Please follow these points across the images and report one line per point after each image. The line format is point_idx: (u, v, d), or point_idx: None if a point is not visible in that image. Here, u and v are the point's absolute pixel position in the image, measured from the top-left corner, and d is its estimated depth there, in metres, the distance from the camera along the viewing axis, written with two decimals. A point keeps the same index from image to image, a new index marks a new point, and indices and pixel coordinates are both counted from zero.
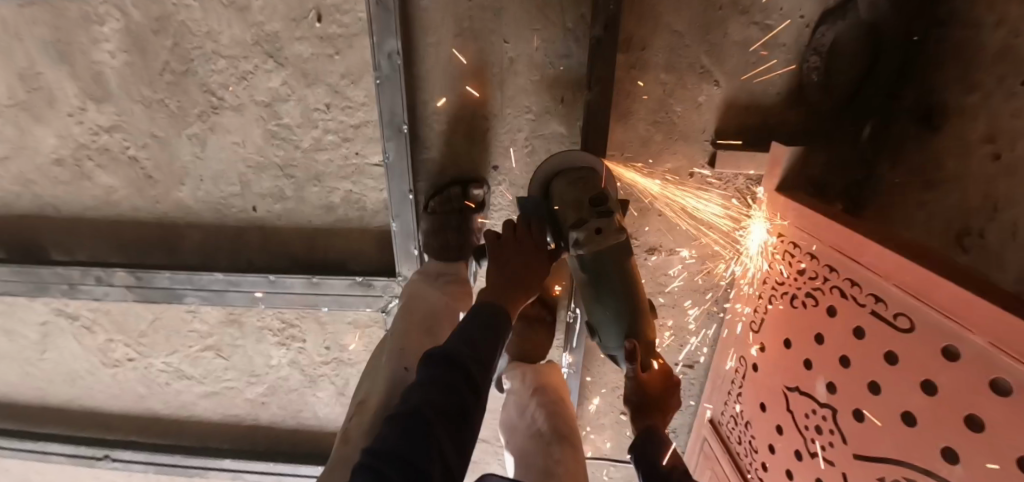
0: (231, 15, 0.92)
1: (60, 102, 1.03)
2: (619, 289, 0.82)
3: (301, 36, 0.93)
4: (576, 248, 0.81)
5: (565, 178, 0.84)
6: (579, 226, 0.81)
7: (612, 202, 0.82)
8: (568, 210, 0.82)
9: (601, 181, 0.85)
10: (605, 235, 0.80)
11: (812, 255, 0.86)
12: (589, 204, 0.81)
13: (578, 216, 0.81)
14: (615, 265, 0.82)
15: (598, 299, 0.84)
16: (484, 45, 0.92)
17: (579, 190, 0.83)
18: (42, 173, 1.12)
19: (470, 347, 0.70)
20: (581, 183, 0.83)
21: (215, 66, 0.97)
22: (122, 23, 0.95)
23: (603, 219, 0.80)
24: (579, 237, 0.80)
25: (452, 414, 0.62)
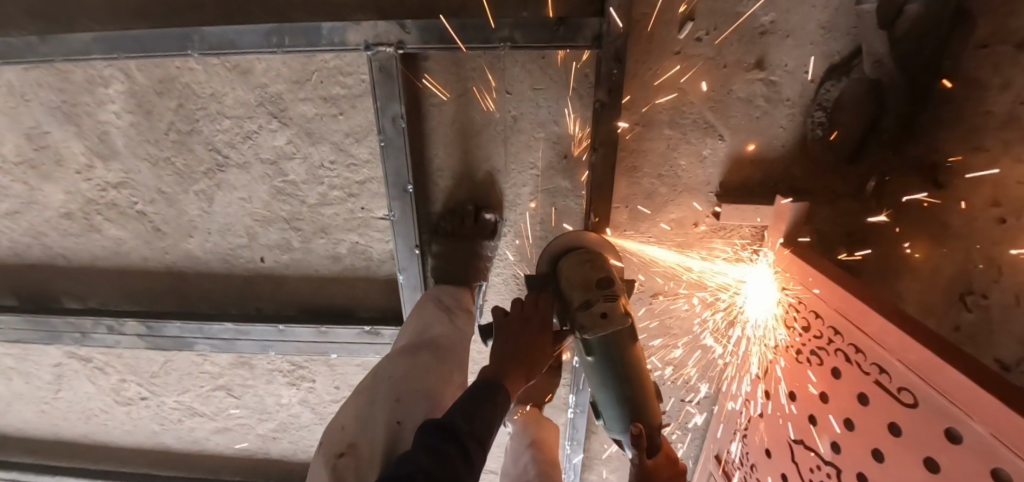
0: (233, 77, 0.92)
1: (68, 160, 1.05)
2: (622, 374, 0.82)
3: (304, 97, 0.93)
4: (582, 330, 0.82)
5: (573, 260, 0.87)
6: (584, 308, 0.82)
7: (617, 283, 0.84)
8: (574, 290, 0.84)
9: (608, 264, 0.87)
10: (610, 318, 0.81)
11: (817, 314, 0.87)
12: (596, 285, 0.83)
13: (585, 296, 0.83)
14: (619, 351, 0.81)
15: (604, 381, 0.83)
16: (489, 105, 0.92)
17: (586, 271, 0.85)
18: (51, 225, 1.13)
19: (468, 419, 0.66)
20: (588, 263, 0.86)
21: (220, 126, 0.97)
22: (126, 85, 0.96)
23: (608, 303, 0.81)
24: (583, 321, 0.81)
25: (449, 479, 0.58)
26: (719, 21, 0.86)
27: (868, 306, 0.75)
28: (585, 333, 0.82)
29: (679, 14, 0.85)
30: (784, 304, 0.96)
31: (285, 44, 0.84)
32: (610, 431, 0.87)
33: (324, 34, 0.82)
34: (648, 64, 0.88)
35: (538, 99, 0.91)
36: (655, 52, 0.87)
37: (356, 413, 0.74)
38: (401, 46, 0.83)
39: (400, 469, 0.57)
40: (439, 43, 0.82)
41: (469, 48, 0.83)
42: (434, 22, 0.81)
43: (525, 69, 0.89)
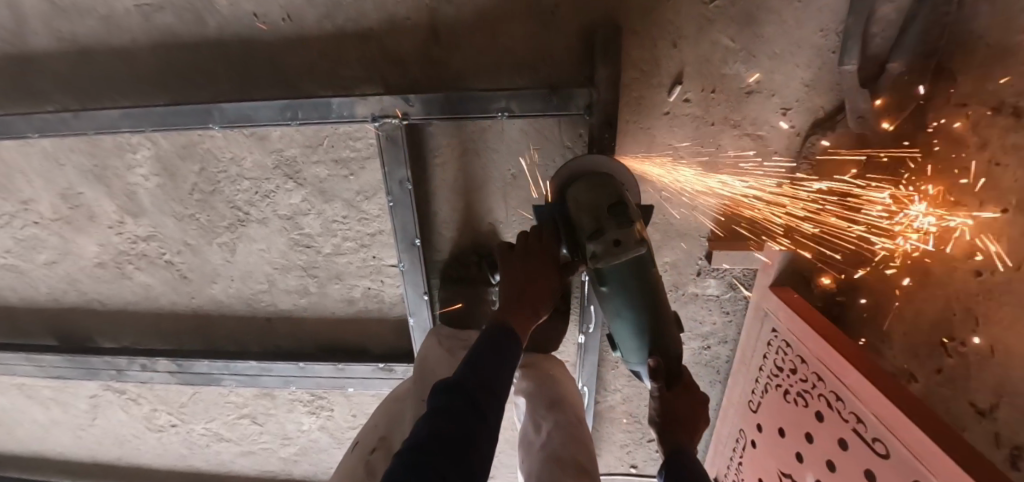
0: (251, 144, 0.99)
1: (100, 217, 1.13)
2: (642, 304, 0.79)
3: (317, 160, 0.99)
4: (595, 259, 0.77)
5: (584, 181, 0.81)
6: (596, 237, 0.76)
7: (632, 212, 0.77)
8: (585, 216, 0.79)
9: (620, 188, 0.80)
10: (626, 246, 0.75)
11: (802, 359, 0.92)
12: (607, 212, 0.77)
13: (595, 224, 0.77)
14: (637, 280, 0.78)
15: (616, 292, 0.79)
16: (488, 162, 0.98)
17: (595, 197, 0.79)
18: (86, 273, 1.22)
19: (476, 372, 0.64)
20: (597, 188, 0.79)
21: (240, 187, 1.04)
22: (152, 150, 1.03)
23: (623, 230, 0.75)
24: (596, 249, 0.76)
25: (459, 441, 0.55)
26: (706, 83, 0.90)
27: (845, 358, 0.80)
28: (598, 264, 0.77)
29: (666, 78, 0.89)
30: (773, 344, 1.01)
31: (298, 117, 0.90)
32: (630, 362, 0.86)
33: (334, 108, 0.89)
34: (638, 123, 0.93)
35: (533, 158, 0.96)
36: (646, 113, 0.92)
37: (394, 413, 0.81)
38: (405, 117, 0.89)
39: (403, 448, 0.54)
40: (441, 113, 0.88)
41: (469, 117, 0.89)
42: (435, 96, 0.87)
43: (522, 131, 0.94)
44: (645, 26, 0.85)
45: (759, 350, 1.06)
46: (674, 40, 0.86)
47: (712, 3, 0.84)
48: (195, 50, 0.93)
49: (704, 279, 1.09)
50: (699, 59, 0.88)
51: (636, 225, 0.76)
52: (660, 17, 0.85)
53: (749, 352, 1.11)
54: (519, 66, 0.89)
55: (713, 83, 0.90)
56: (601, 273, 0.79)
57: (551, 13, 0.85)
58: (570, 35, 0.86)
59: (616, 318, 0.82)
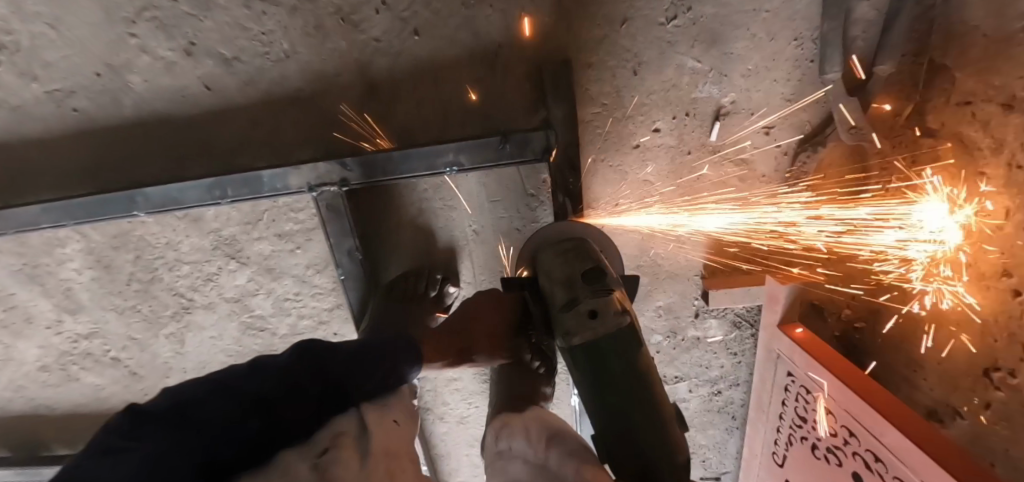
0: (186, 225, 0.90)
1: (37, 317, 1.02)
2: (632, 397, 0.65)
3: (259, 236, 0.90)
4: (568, 335, 0.67)
5: (554, 249, 0.72)
6: (568, 309, 0.67)
7: (611, 280, 0.68)
8: (556, 287, 0.70)
9: (596, 253, 0.71)
10: (603, 319, 0.65)
11: (827, 410, 0.79)
12: (581, 279, 0.68)
13: (566, 294, 0.68)
14: (625, 365, 0.65)
15: (599, 378, 0.66)
16: (446, 220, 0.87)
17: (567, 264, 0.70)
18: (30, 379, 1.10)
19: (350, 362, 0.58)
20: (570, 253, 0.71)
21: (180, 272, 0.94)
22: (83, 243, 0.94)
23: (601, 300, 0.66)
24: (569, 324, 0.66)
25: (270, 411, 0.49)
26: (675, 109, 0.81)
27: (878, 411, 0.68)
28: (573, 341, 0.66)
29: (631, 108, 0.80)
30: (792, 391, 0.87)
31: (229, 194, 0.81)
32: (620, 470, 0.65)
33: (266, 181, 0.80)
34: (606, 161, 0.83)
35: (496, 211, 0.86)
36: (613, 148, 0.82)
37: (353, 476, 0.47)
38: (345, 183, 0.79)
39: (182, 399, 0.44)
40: (384, 175, 0.79)
41: (417, 176, 0.79)
42: (374, 157, 0.77)
43: (479, 183, 0.84)
44: (599, 55, 0.77)
45: (776, 397, 0.92)
46: (635, 67, 0.78)
47: (671, 23, 0.75)
48: (115, 131, 0.85)
49: (704, 320, 0.97)
50: (665, 84, 0.79)
51: (614, 296, 0.66)
52: (614, 44, 0.76)
53: (762, 397, 0.96)
54: (466, 112, 0.80)
55: (683, 107, 0.81)
56: (578, 355, 0.67)
57: (495, 54, 0.77)
58: (519, 74, 0.78)
59: (597, 414, 0.67)
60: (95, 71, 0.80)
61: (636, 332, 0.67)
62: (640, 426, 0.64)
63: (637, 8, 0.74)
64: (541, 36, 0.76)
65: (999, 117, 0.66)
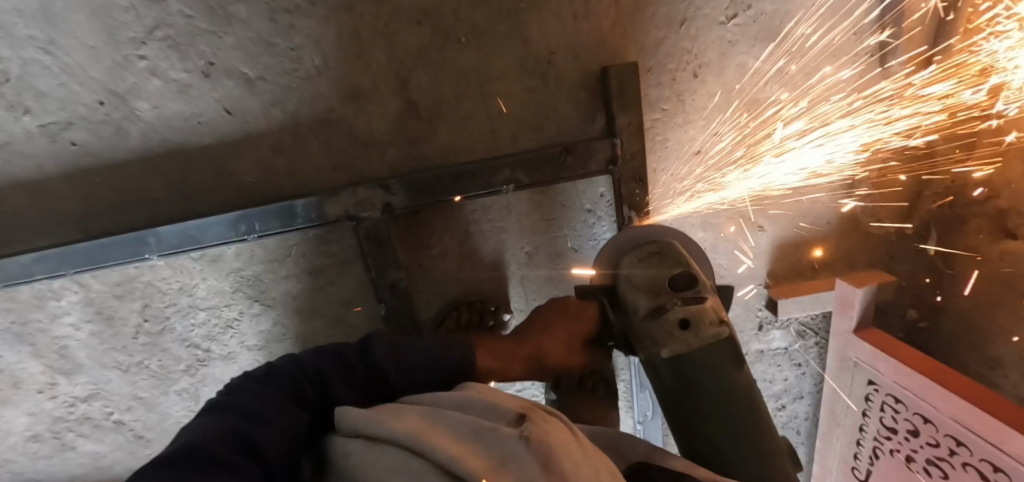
0: (202, 267, 0.80)
1: (26, 382, 0.89)
2: (721, 415, 0.58)
3: (286, 274, 0.81)
4: (656, 347, 0.60)
5: (633, 254, 0.66)
6: (656, 318, 0.60)
7: (702, 286, 0.61)
8: (638, 294, 0.63)
9: (681, 255, 0.63)
10: (697, 329, 0.58)
11: (924, 419, 0.74)
12: (667, 285, 0.61)
13: (651, 301, 0.61)
14: (712, 379, 0.58)
15: (684, 393, 0.60)
16: (495, 243, 0.80)
17: (651, 270, 0.63)
18: (18, 451, 0.96)
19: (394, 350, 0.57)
20: (656, 259, 0.63)
21: (195, 320, 0.84)
22: (81, 294, 0.82)
23: (694, 308, 0.59)
24: (658, 331, 0.60)
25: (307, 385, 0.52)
26: (736, 111, 0.76)
27: (979, 410, 0.65)
28: (662, 352, 0.60)
29: (689, 112, 0.76)
30: (874, 402, 0.81)
31: (256, 229, 0.73)
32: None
33: (298, 212, 0.71)
34: (666, 170, 0.78)
35: (550, 231, 0.80)
36: (672, 155, 0.77)
37: (457, 423, 0.41)
38: (388, 210, 0.72)
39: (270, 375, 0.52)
40: (432, 197, 0.72)
41: (469, 196, 0.73)
42: (421, 178, 0.71)
43: (532, 200, 0.77)
44: (658, 58, 0.72)
45: (854, 409, 0.86)
46: (695, 69, 0.73)
47: (732, 21, 0.71)
48: (119, 164, 0.75)
49: (768, 333, 0.92)
50: (726, 86, 0.75)
51: (707, 301, 0.60)
52: (674, 47, 0.72)
53: (835, 411, 0.90)
54: (516, 125, 0.74)
55: (742, 110, 0.76)
56: (668, 368, 0.60)
57: (547, 62, 0.71)
58: (574, 83, 0.73)
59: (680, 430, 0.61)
60: (98, 99, 0.71)
61: (733, 346, 0.60)
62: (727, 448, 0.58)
63: (697, 7, 0.70)
64: (596, 41, 0.71)
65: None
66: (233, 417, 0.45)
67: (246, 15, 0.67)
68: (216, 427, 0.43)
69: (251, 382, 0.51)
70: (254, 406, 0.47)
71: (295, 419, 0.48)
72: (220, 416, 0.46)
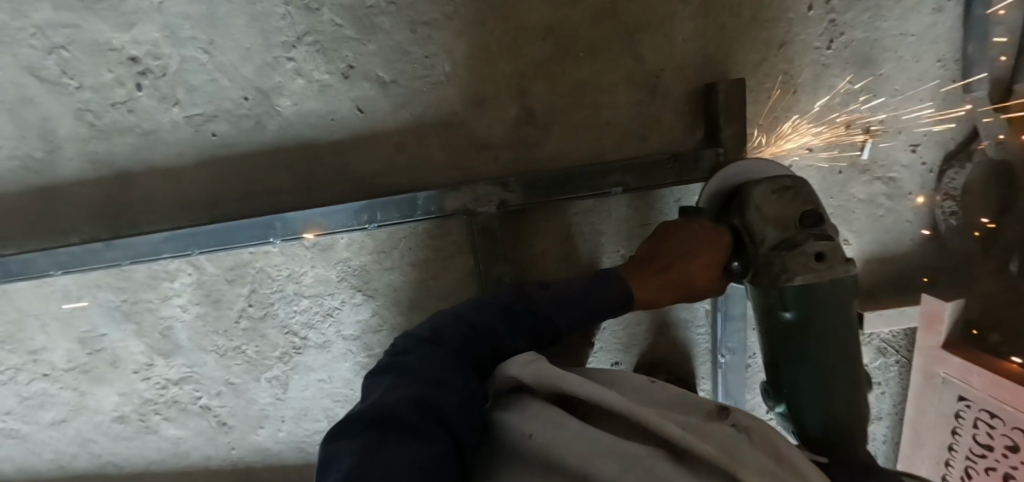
0: (313, 255, 0.85)
1: (125, 360, 0.93)
2: (836, 355, 0.62)
3: (391, 266, 0.85)
4: (786, 277, 0.60)
5: (768, 184, 0.64)
6: (788, 249, 0.61)
7: (831, 225, 0.62)
8: (768, 225, 0.62)
9: (813, 194, 0.64)
10: (832, 264, 0.60)
11: (1022, 433, 0.75)
12: (797, 221, 0.62)
13: (782, 235, 0.62)
14: (836, 319, 0.60)
15: (811, 330, 0.61)
16: (594, 245, 0.84)
17: (785, 202, 0.62)
18: (101, 431, 0.98)
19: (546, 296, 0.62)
20: (789, 193, 0.63)
21: (297, 307, 0.88)
22: (195, 276, 0.88)
23: (828, 246, 0.60)
24: (790, 263, 0.60)
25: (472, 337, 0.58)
26: (829, 130, 0.81)
27: None
28: (793, 283, 0.60)
29: (783, 129, 0.81)
30: (965, 418, 0.83)
31: (376, 218, 0.78)
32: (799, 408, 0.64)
33: (419, 204, 0.76)
34: None
35: (647, 235, 0.84)
36: (766, 168, 0.82)
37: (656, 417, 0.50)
38: (501, 205, 0.77)
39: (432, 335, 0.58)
40: (544, 196, 0.77)
41: (578, 197, 0.78)
42: (538, 179, 0.76)
43: (632, 205, 0.82)
44: (757, 78, 0.78)
45: (943, 427, 0.88)
46: (791, 88, 0.79)
47: (826, 48, 0.78)
48: (251, 155, 0.81)
49: None
50: (818, 106, 0.80)
51: (838, 242, 0.61)
52: (772, 67, 0.78)
53: (922, 428, 0.91)
54: (622, 134, 0.80)
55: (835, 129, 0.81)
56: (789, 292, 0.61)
57: (655, 77, 0.78)
58: (678, 97, 0.79)
59: (786, 361, 0.64)
60: (243, 94, 0.79)
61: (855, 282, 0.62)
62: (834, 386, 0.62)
63: (795, 33, 0.77)
64: (701, 60, 0.77)
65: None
66: (411, 384, 0.50)
67: (388, 26, 0.75)
68: (408, 400, 0.48)
69: (424, 348, 0.56)
70: (425, 369, 0.52)
71: (461, 383, 0.53)
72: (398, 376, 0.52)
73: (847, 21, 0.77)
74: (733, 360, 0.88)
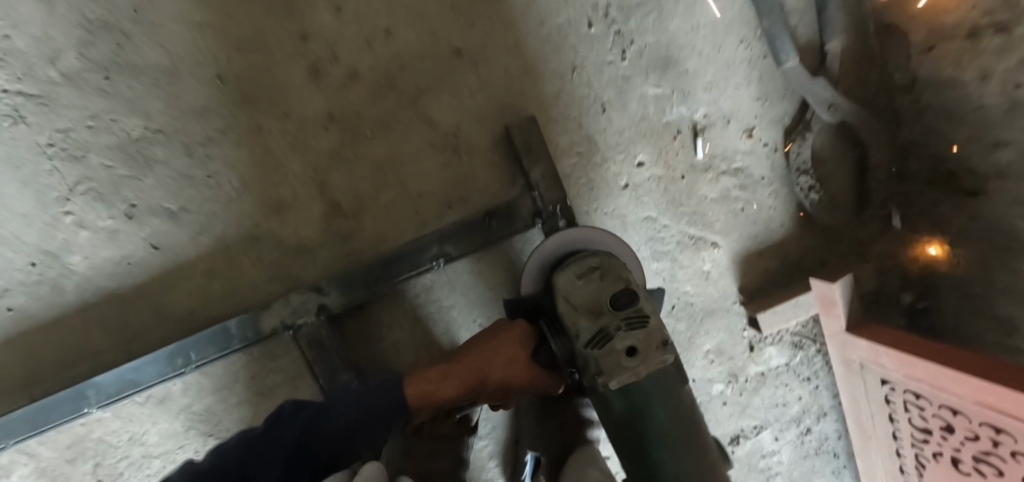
0: (151, 410, 0.77)
1: None
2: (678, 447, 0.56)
3: (237, 400, 0.77)
4: (602, 378, 0.55)
5: (576, 272, 0.60)
6: (599, 343, 0.55)
7: (644, 305, 0.57)
8: (579, 319, 0.57)
9: (623, 273, 0.60)
10: (644, 357, 0.54)
11: (952, 410, 0.67)
12: (609, 306, 0.57)
13: (593, 327, 0.57)
14: (669, 406, 0.55)
15: (645, 425, 0.55)
16: (445, 321, 0.77)
17: (593, 288, 0.59)
18: None
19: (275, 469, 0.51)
20: (596, 276, 0.60)
21: (150, 469, 0.78)
22: (32, 465, 0.78)
23: (633, 333, 0.55)
24: (602, 360, 0.55)
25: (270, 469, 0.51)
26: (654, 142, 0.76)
27: (998, 386, 0.59)
28: (608, 383, 0.55)
29: (606, 150, 0.76)
30: (896, 403, 0.75)
31: (193, 359, 0.70)
32: None
33: (233, 333, 0.69)
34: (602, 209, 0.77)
35: (499, 296, 0.78)
36: (603, 196, 0.77)
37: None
38: (322, 311, 0.70)
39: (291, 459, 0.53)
40: (367, 289, 0.70)
41: (406, 280, 0.71)
42: (352, 274, 0.70)
43: (473, 269, 0.76)
44: (561, 108, 0.75)
45: (880, 416, 0.79)
46: (600, 107, 0.75)
47: (621, 60, 0.75)
48: (59, 322, 0.75)
49: (762, 352, 0.86)
50: (633, 118, 0.76)
51: (651, 325, 0.55)
52: (571, 94, 0.74)
53: (859, 420, 0.83)
54: (438, 201, 0.74)
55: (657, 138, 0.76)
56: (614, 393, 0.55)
57: (454, 134, 0.74)
58: (484, 147, 0.74)
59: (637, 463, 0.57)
60: (31, 261, 0.73)
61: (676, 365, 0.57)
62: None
63: (582, 55, 0.74)
64: (496, 106, 0.74)
65: (967, 51, 0.67)
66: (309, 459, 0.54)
67: (164, 155, 0.71)
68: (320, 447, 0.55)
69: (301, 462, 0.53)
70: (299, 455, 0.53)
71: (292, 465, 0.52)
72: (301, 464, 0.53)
73: (633, 29, 0.74)
74: None
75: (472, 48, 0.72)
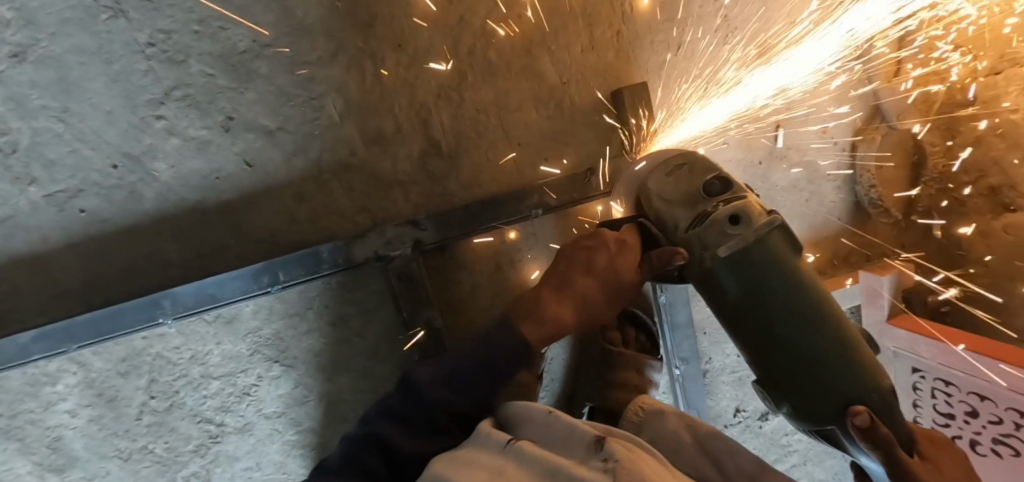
0: (217, 330, 0.74)
1: None
2: (808, 321, 0.57)
3: (308, 329, 0.78)
4: (708, 251, 0.58)
5: (661, 170, 0.62)
6: (700, 223, 0.58)
7: (737, 186, 0.60)
8: (677, 209, 0.60)
9: (709, 163, 0.62)
10: (749, 222, 0.57)
11: (979, 397, 0.78)
12: (703, 193, 0.60)
13: (692, 212, 0.59)
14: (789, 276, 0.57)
15: (775, 296, 0.57)
16: (522, 270, 0.81)
17: (684, 182, 0.61)
18: None
19: (444, 387, 0.56)
20: (683, 172, 0.61)
21: (207, 391, 0.76)
22: (81, 374, 0.70)
23: (734, 205, 0.58)
24: (707, 237, 0.58)
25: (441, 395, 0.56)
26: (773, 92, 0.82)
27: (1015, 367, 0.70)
28: (717, 253, 0.57)
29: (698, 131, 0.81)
30: (924, 389, 0.86)
31: (280, 280, 0.70)
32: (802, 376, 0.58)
33: (325, 257, 0.70)
34: None
35: None
36: None
37: (534, 460, 0.45)
38: (418, 246, 0.72)
39: (451, 388, 0.57)
40: (462, 228, 0.73)
41: (502, 223, 0.75)
42: (452, 212, 0.72)
43: (556, 225, 0.81)
44: (661, 81, 0.79)
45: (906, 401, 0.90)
46: (697, 85, 0.81)
47: (724, 44, 0.81)
48: (117, 230, 0.68)
49: None
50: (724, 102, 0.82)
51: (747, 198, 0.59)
52: (672, 69, 0.80)
53: None
54: (535, 153, 0.78)
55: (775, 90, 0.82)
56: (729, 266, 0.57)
57: (560, 91, 0.77)
58: (586, 109, 0.79)
59: (768, 336, 0.58)
60: (96, 160, 0.65)
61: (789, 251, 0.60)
62: (827, 358, 0.57)
63: (689, 33, 0.79)
64: (602, 71, 0.78)
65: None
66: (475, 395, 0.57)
67: (268, 70, 0.67)
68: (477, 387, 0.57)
69: (459, 392, 0.57)
70: (458, 379, 0.57)
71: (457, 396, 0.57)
72: (454, 393, 0.56)
73: (737, 15, 0.80)
74: (688, 370, 0.90)
75: (590, 9, 0.75)
